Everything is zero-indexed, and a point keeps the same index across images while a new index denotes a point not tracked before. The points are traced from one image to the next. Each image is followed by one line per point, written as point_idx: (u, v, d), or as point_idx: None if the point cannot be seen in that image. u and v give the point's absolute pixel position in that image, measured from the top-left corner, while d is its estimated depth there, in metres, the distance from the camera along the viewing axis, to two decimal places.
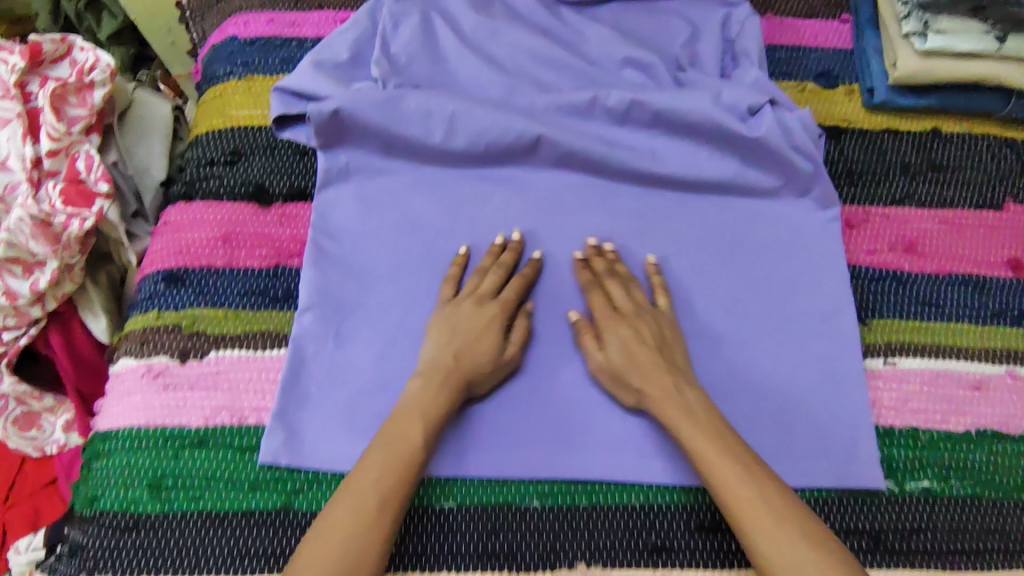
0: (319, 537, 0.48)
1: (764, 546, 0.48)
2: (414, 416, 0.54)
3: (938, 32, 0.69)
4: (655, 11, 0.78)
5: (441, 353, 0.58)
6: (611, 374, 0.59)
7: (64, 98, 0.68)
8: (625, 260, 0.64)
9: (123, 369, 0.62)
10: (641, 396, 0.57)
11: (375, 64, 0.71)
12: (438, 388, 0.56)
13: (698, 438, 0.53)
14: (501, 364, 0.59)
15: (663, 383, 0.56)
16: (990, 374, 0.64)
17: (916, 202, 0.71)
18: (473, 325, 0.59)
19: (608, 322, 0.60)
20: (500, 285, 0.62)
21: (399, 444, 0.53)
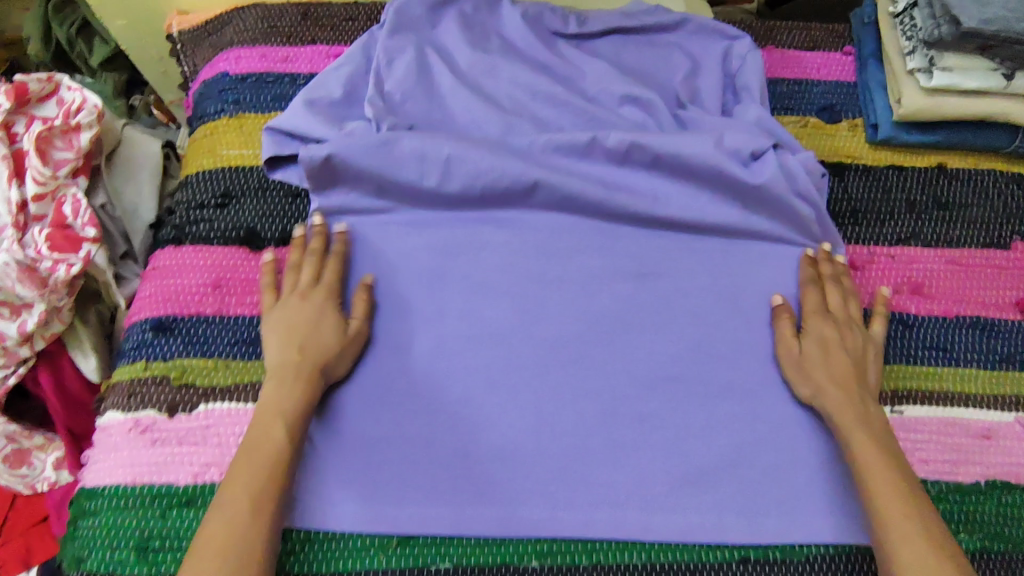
0: (203, 539, 0.49)
1: (891, 530, 0.51)
2: (272, 410, 0.55)
3: (943, 70, 0.68)
4: (654, 45, 0.77)
5: (288, 349, 0.58)
6: (797, 363, 0.61)
7: (50, 141, 0.67)
8: (835, 267, 0.66)
9: (109, 422, 0.60)
10: (822, 391, 0.59)
11: (368, 102, 0.69)
12: (293, 385, 0.56)
13: (853, 430, 0.56)
14: (349, 336, 0.60)
15: (853, 386, 0.59)
16: (1000, 421, 0.63)
17: (921, 242, 0.70)
18: (313, 316, 0.60)
19: (815, 319, 0.63)
20: (319, 271, 0.63)
21: (258, 441, 0.54)
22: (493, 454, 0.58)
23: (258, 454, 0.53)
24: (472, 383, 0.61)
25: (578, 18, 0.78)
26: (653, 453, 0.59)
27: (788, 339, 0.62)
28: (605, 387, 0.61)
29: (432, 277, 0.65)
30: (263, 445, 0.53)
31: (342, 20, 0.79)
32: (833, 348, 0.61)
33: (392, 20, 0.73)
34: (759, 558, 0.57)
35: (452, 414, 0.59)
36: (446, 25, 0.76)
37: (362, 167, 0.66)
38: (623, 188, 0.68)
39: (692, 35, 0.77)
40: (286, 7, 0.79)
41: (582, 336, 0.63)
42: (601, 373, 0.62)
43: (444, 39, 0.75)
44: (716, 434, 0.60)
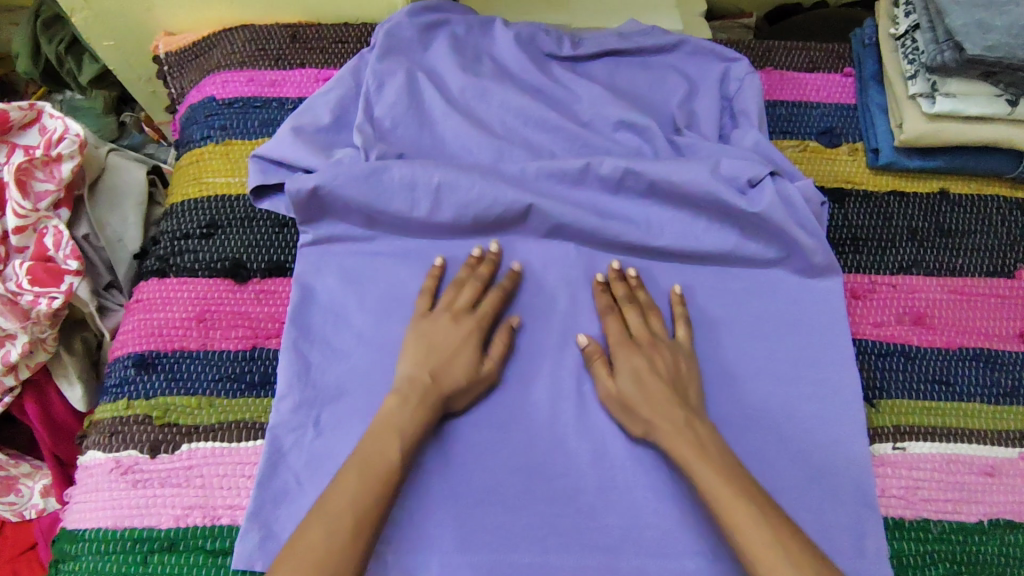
0: (297, 550, 0.46)
1: (748, 547, 0.47)
2: (388, 433, 0.53)
3: (946, 95, 0.66)
4: (650, 67, 0.76)
5: (419, 368, 0.57)
6: (619, 403, 0.57)
7: (29, 172, 0.65)
8: (632, 288, 0.63)
9: (91, 462, 0.59)
10: (650, 428, 0.56)
11: (357, 129, 0.68)
12: (416, 407, 0.54)
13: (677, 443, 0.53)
14: (476, 383, 0.58)
15: (666, 409, 0.55)
16: (1003, 458, 0.61)
17: (923, 271, 0.68)
18: (456, 344, 0.58)
19: (620, 352, 0.59)
20: (476, 299, 0.61)
21: (371, 462, 0.51)
22: (483, 495, 0.57)
23: (367, 475, 0.50)
24: (463, 421, 0.59)
25: (572, 41, 0.76)
26: (650, 492, 0.57)
27: (602, 377, 0.59)
28: (599, 424, 0.60)
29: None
30: (377, 466, 0.50)
31: (331, 42, 0.78)
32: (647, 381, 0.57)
33: (383, 44, 0.72)
34: None
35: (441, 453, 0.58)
36: (437, 47, 0.74)
37: (351, 197, 0.64)
38: (617, 217, 0.67)
39: (688, 57, 0.76)
40: (275, 28, 0.78)
41: (576, 370, 0.61)
42: (595, 410, 0.60)
43: (436, 62, 0.73)
44: None
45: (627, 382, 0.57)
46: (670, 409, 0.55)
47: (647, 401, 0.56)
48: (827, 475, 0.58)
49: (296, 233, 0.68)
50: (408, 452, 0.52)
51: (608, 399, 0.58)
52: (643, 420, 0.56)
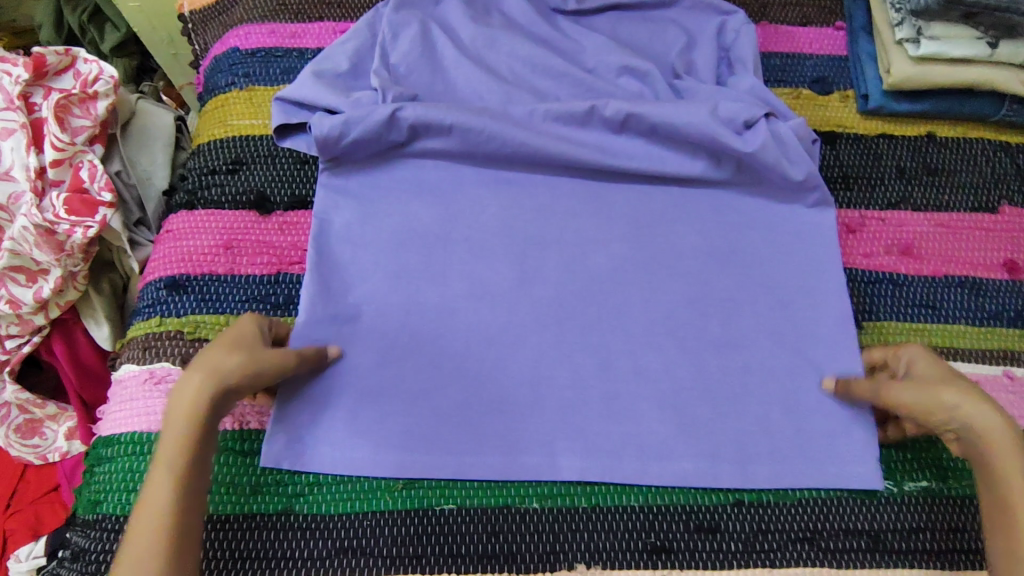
0: None
1: None
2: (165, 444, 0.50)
3: (930, 38, 0.70)
4: (650, 20, 0.80)
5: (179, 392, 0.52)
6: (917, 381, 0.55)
7: (68, 109, 0.71)
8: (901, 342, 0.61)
9: (125, 375, 0.62)
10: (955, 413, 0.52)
11: (374, 73, 0.71)
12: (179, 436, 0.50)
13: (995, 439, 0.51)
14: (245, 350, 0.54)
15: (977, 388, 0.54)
16: (987, 374, 0.65)
17: (912, 206, 0.72)
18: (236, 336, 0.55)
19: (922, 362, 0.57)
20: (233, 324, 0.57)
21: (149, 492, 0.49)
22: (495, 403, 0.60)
23: (148, 511, 0.48)
24: (475, 339, 0.63)
25: None
26: (650, 401, 0.61)
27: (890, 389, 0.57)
28: (603, 340, 0.63)
29: (436, 237, 0.67)
30: (159, 484, 0.49)
31: None
32: (942, 370, 0.56)
33: None
34: (754, 500, 0.58)
35: (456, 368, 0.62)
36: (449, 2, 0.78)
37: (368, 135, 0.68)
38: (621, 154, 0.70)
39: (687, 11, 0.80)
40: None
41: (581, 294, 0.65)
42: (601, 328, 0.64)
43: (447, 16, 0.77)
44: (712, 386, 0.62)
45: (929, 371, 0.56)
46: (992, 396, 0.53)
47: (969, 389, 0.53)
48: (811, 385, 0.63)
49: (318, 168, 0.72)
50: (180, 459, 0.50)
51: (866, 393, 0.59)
52: (955, 392, 0.53)
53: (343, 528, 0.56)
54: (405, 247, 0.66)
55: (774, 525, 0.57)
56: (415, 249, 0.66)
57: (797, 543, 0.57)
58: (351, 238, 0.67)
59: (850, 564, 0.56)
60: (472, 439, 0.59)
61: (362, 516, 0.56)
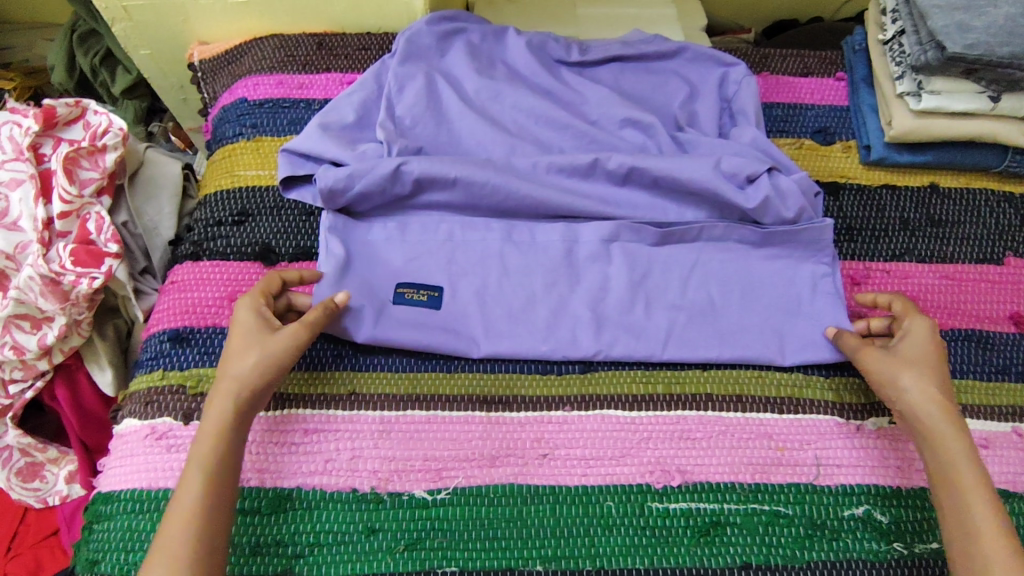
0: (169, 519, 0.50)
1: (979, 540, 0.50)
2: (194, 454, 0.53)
3: (932, 93, 0.70)
4: (652, 72, 0.81)
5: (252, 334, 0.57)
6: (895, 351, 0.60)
7: (77, 162, 0.71)
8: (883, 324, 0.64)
9: (126, 429, 0.62)
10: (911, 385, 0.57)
11: (380, 126, 0.72)
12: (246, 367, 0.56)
13: (938, 423, 0.55)
14: (256, 343, 0.57)
15: (941, 382, 0.58)
16: (997, 431, 0.64)
17: (916, 258, 0.72)
18: (245, 325, 0.58)
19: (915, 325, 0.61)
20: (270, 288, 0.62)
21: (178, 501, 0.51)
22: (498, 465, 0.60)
23: (177, 515, 0.50)
24: None
25: (580, 47, 0.81)
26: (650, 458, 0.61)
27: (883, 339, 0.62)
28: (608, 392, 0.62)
29: (439, 290, 0.67)
30: (193, 459, 0.52)
31: (355, 49, 0.83)
32: (931, 347, 0.60)
33: (403, 50, 0.77)
34: (761, 564, 0.57)
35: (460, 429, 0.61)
36: (453, 54, 0.79)
37: (372, 190, 0.68)
38: (623, 208, 0.71)
39: (689, 63, 0.81)
40: (302, 37, 0.83)
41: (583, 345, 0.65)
42: None
43: (451, 69, 0.78)
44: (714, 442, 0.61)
45: (915, 342, 0.60)
46: (948, 388, 0.58)
47: (940, 380, 0.58)
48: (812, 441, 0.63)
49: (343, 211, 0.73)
50: (205, 462, 0.52)
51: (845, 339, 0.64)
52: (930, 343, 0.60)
53: None
54: (408, 299, 0.66)
55: None
56: (419, 303, 0.66)
57: None
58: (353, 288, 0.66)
59: None
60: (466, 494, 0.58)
61: None
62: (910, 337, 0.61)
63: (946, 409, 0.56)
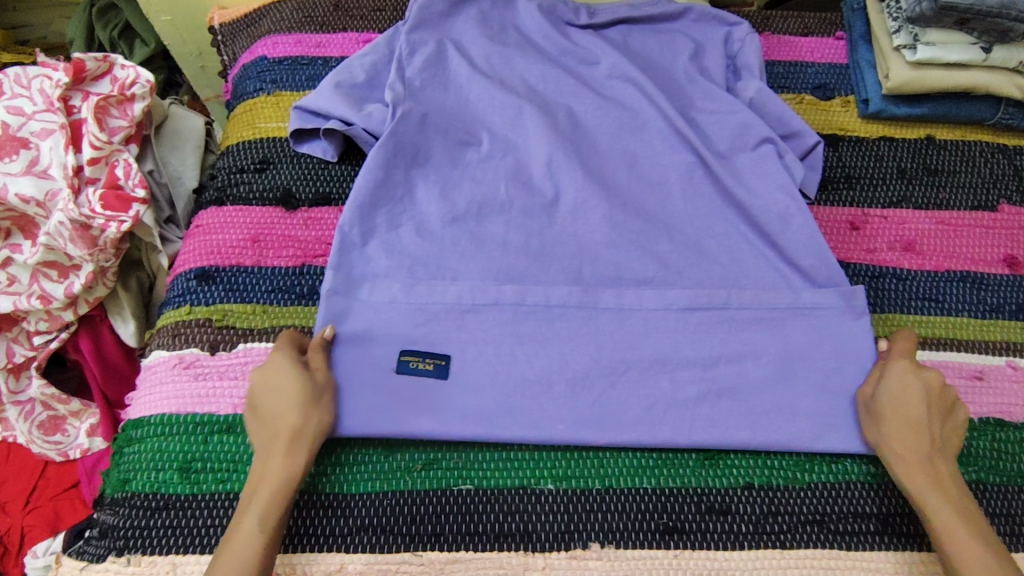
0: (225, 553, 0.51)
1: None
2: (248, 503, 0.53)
3: (927, 44, 0.73)
4: (659, 33, 0.83)
5: (305, 393, 0.57)
6: (872, 416, 0.60)
7: (106, 110, 0.75)
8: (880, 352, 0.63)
9: (155, 360, 0.64)
10: (892, 446, 0.58)
11: (388, 87, 0.72)
12: (311, 412, 0.57)
13: (925, 489, 0.56)
14: (320, 403, 0.57)
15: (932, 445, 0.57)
16: (990, 364, 0.66)
17: (913, 205, 0.74)
18: (309, 390, 0.57)
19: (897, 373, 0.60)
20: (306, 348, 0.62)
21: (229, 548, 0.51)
22: (513, 395, 0.61)
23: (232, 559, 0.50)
24: (494, 334, 0.63)
25: (588, 10, 0.83)
26: (659, 389, 0.62)
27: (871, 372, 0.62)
28: (620, 329, 0.64)
29: (446, 357, 0.62)
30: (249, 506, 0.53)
31: (371, 10, 0.86)
32: (910, 394, 0.59)
33: (415, 16, 0.77)
34: (763, 484, 0.60)
35: (473, 365, 0.62)
36: (464, 21, 0.80)
37: (375, 154, 0.69)
38: (630, 158, 0.74)
39: (693, 23, 0.83)
40: None
41: (592, 280, 0.67)
42: (615, 316, 0.64)
43: (460, 37, 0.79)
44: (725, 372, 0.63)
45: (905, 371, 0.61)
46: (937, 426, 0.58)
47: (926, 437, 0.57)
48: (833, 377, 0.63)
49: (354, 168, 0.75)
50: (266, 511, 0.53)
51: (862, 410, 0.61)
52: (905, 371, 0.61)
53: (363, 507, 0.57)
54: (412, 369, 0.61)
55: (784, 508, 0.59)
56: (427, 373, 0.61)
57: (806, 525, 0.58)
58: (359, 238, 0.67)
59: (856, 545, 0.58)
60: (472, 426, 0.60)
61: (384, 495, 0.58)
62: (890, 375, 0.60)
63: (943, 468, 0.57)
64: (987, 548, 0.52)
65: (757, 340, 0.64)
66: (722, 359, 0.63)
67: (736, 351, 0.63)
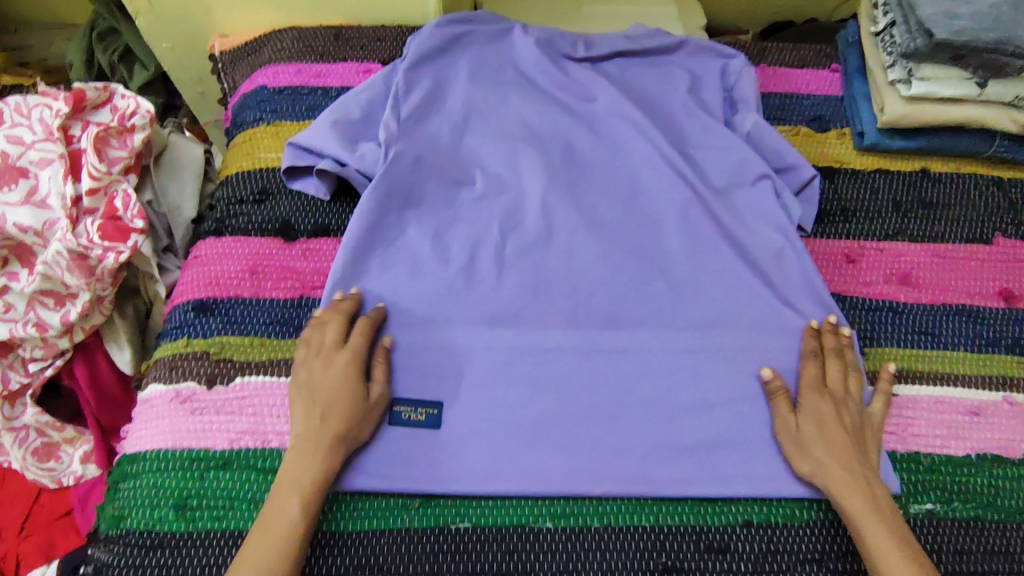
0: (263, 531, 0.53)
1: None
2: (286, 484, 0.54)
3: (921, 79, 0.74)
4: (656, 65, 0.83)
5: (314, 405, 0.58)
6: (797, 442, 0.60)
7: (106, 140, 0.75)
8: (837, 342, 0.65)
9: (152, 394, 0.64)
10: (824, 467, 0.58)
11: (383, 127, 0.73)
12: (351, 418, 0.58)
13: (858, 504, 0.56)
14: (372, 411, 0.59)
15: (850, 463, 0.57)
16: (988, 400, 0.66)
17: (908, 237, 0.75)
18: (355, 395, 0.59)
19: (811, 396, 0.61)
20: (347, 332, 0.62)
21: (267, 526, 0.53)
22: (510, 432, 0.61)
23: (269, 540, 0.52)
24: (492, 371, 0.64)
25: (585, 43, 0.84)
26: (657, 423, 0.62)
27: (785, 415, 0.61)
28: (616, 364, 0.65)
29: (438, 405, 0.62)
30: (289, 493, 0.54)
31: (370, 40, 0.87)
32: (830, 415, 0.60)
33: (414, 54, 0.77)
34: (762, 522, 0.60)
35: (471, 400, 0.63)
36: (463, 53, 0.81)
37: (369, 193, 0.69)
38: (626, 191, 0.74)
39: (690, 55, 0.84)
40: (319, 30, 0.87)
41: (590, 314, 0.67)
42: (613, 353, 0.65)
43: (459, 70, 0.79)
44: (721, 407, 0.63)
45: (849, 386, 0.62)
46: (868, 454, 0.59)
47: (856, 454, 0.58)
48: None
49: (350, 206, 0.75)
50: (310, 497, 0.54)
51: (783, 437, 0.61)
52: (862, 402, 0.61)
53: (360, 546, 0.57)
54: (405, 420, 0.61)
55: (784, 547, 0.58)
56: (417, 423, 0.62)
57: (806, 564, 0.58)
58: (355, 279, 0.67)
59: None
60: (470, 461, 0.60)
61: (381, 533, 0.58)
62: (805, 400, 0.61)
63: (864, 483, 0.56)
64: (899, 547, 0.53)
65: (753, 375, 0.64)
66: (715, 394, 0.64)
67: (731, 389, 0.64)
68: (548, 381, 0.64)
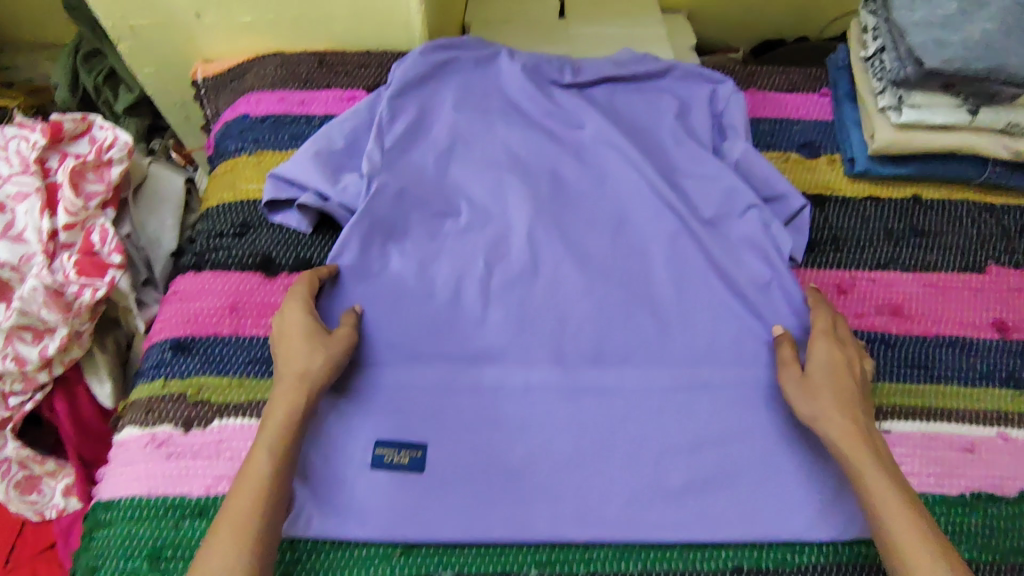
0: (243, 483, 0.53)
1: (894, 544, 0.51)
2: (263, 433, 0.55)
3: (912, 106, 0.73)
4: (644, 91, 0.82)
5: (290, 358, 0.59)
6: (801, 389, 0.60)
7: (83, 174, 0.74)
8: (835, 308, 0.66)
9: (127, 437, 0.63)
10: (823, 418, 0.57)
11: (365, 158, 0.72)
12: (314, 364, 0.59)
13: (861, 453, 0.55)
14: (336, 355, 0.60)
15: (852, 410, 0.57)
16: (982, 436, 0.65)
17: (900, 267, 0.74)
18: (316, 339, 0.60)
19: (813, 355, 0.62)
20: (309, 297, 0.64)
21: (244, 478, 0.53)
22: (495, 476, 0.60)
23: (246, 488, 0.52)
24: (476, 411, 0.63)
25: (572, 68, 0.82)
26: (645, 465, 0.61)
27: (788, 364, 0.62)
28: (603, 402, 0.63)
29: (422, 446, 0.61)
30: (261, 444, 0.54)
31: (355, 67, 0.85)
32: (837, 366, 0.60)
33: (398, 82, 0.76)
34: (754, 567, 0.58)
35: (454, 442, 0.61)
36: (448, 79, 0.79)
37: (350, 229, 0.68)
38: (613, 220, 0.73)
39: (679, 79, 0.83)
40: (303, 56, 0.86)
41: (577, 350, 0.66)
42: (600, 391, 0.64)
43: (444, 97, 0.78)
44: (711, 446, 0.62)
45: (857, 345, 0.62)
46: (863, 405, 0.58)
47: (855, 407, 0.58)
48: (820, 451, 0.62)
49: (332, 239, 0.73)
50: (277, 448, 0.54)
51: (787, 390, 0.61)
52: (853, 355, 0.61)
53: None
54: (387, 463, 0.60)
55: None
56: (400, 467, 0.60)
57: None
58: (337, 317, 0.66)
59: None
60: (453, 506, 0.58)
61: None
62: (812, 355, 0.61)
63: (859, 430, 0.56)
64: (907, 502, 0.52)
65: (743, 412, 0.63)
66: (704, 433, 0.62)
67: (721, 427, 0.63)
68: (534, 421, 0.62)
